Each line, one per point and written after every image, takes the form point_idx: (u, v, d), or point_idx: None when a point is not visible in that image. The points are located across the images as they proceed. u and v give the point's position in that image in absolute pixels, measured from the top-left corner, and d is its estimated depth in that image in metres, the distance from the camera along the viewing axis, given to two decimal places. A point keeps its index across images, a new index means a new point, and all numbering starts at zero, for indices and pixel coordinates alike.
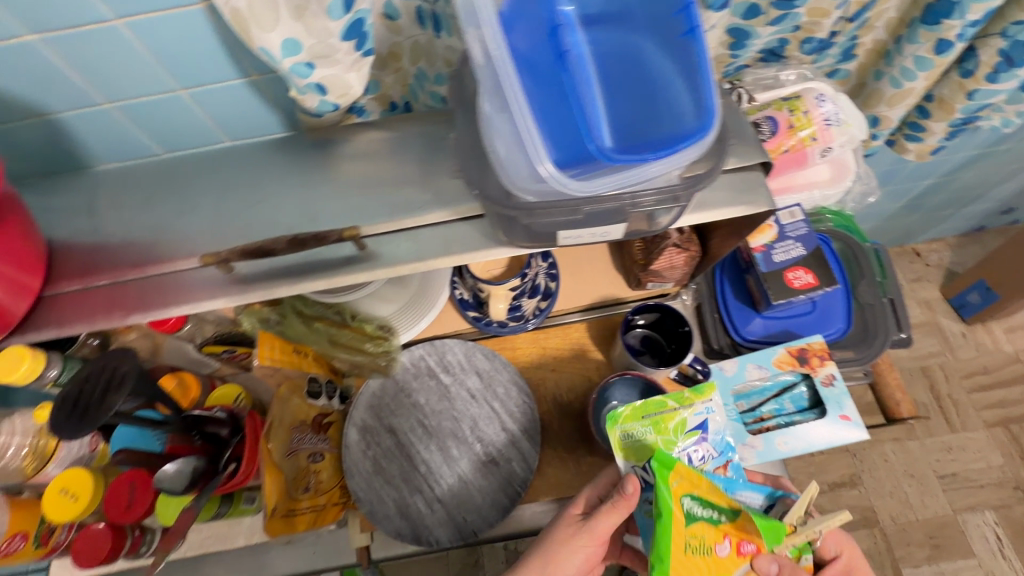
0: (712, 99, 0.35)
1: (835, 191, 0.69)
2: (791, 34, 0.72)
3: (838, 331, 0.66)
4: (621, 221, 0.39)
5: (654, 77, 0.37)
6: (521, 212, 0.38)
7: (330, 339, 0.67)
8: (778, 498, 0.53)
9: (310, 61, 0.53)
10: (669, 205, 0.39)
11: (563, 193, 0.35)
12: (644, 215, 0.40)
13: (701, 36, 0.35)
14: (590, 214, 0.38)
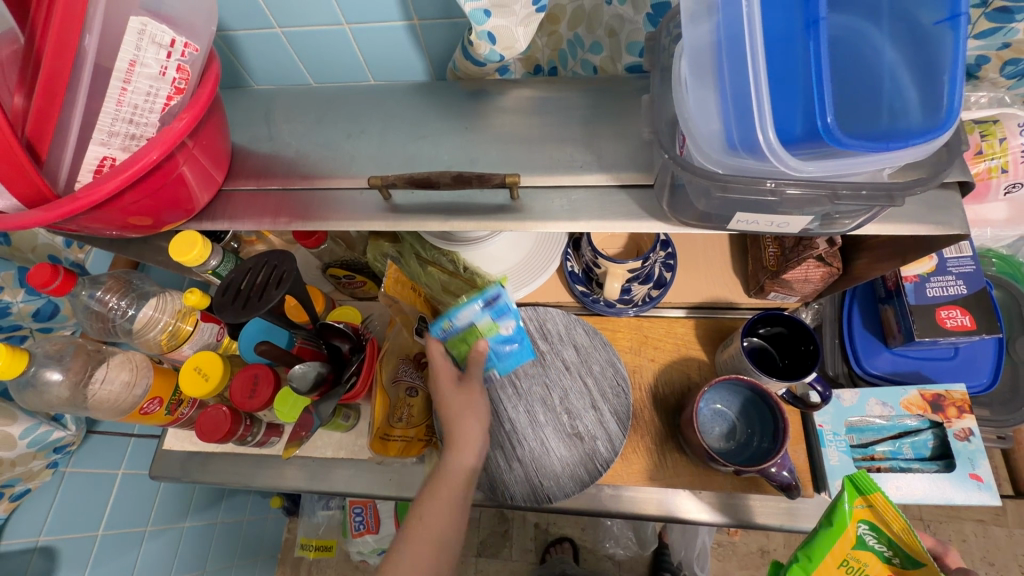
0: (953, 98, 0.33)
1: (1011, 233, 0.63)
2: (996, 52, 0.63)
3: (980, 385, 0.60)
4: (810, 214, 0.38)
5: (889, 61, 0.35)
6: (712, 183, 0.36)
7: (441, 284, 0.68)
8: (488, 298, 0.61)
9: (489, 8, 0.54)
10: (879, 204, 0.34)
11: (769, 168, 0.33)
12: (832, 212, 0.38)
13: (963, 26, 0.33)
14: (776, 202, 0.37)
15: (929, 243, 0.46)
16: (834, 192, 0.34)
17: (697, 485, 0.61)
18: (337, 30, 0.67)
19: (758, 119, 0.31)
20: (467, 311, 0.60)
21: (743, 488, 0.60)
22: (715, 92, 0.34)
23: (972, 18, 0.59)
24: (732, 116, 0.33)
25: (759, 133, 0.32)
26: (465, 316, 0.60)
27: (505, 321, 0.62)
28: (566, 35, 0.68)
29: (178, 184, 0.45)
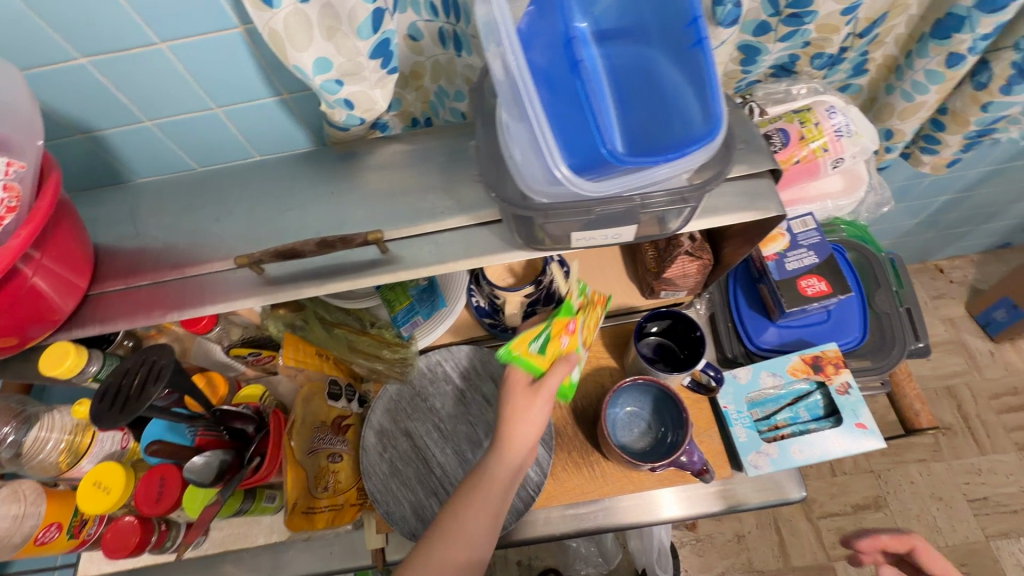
0: (718, 107, 0.37)
1: (849, 201, 0.70)
2: (801, 49, 0.74)
3: (854, 340, 0.66)
4: (632, 224, 0.42)
5: (663, 85, 0.41)
6: (537, 214, 0.40)
7: (348, 344, 0.69)
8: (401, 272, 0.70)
9: (339, 78, 0.57)
10: (678, 206, 0.39)
11: (577, 195, 0.38)
12: (650, 221, 0.42)
13: (707, 50, 0.37)
14: (597, 219, 0.41)
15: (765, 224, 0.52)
16: (640, 203, 0.39)
17: (629, 489, 0.63)
18: (206, 114, 0.68)
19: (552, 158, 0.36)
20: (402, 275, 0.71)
21: (671, 481, 0.62)
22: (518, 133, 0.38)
23: (771, 25, 0.69)
24: (535, 155, 0.37)
25: (555, 169, 0.36)
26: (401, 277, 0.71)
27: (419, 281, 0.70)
28: (432, 88, 0.72)
29: (34, 297, 0.44)
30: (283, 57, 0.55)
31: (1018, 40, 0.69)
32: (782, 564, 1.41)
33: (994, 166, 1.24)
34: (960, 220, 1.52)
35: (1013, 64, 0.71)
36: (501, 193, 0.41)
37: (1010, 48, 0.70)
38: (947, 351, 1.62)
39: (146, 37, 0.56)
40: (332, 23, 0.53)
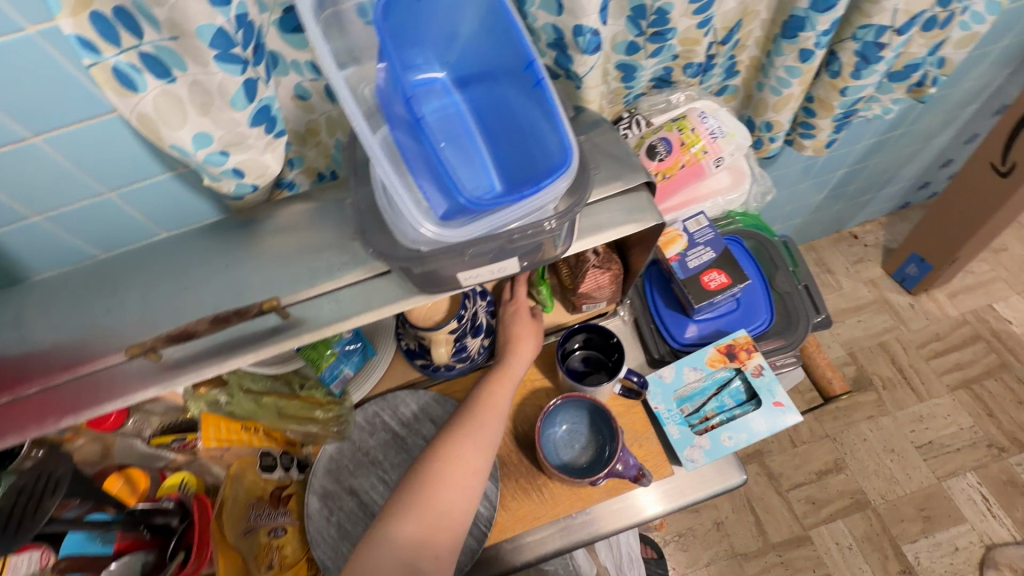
0: (566, 136, 0.40)
1: (737, 195, 0.75)
2: (672, 62, 0.79)
3: (764, 322, 0.70)
4: (512, 257, 0.45)
5: (521, 120, 0.43)
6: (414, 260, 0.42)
7: (277, 411, 0.67)
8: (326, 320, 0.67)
9: (223, 149, 0.57)
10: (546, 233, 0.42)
11: (446, 240, 0.40)
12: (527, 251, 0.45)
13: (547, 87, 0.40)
14: (474, 257, 0.44)
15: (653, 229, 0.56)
16: (508, 238, 0.42)
17: (578, 505, 0.63)
18: (98, 200, 0.66)
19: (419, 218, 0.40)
20: None
21: (617, 490, 0.63)
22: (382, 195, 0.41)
23: (640, 44, 0.74)
24: (401, 211, 0.40)
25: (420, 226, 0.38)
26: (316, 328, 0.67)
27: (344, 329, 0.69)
28: (330, 141, 0.72)
29: None
30: (157, 138, 0.54)
31: (854, 31, 0.77)
32: (761, 543, 1.44)
33: (875, 137, 1.36)
34: (860, 189, 1.65)
35: (856, 52, 0.79)
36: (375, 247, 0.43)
37: (850, 39, 0.78)
38: (874, 310, 1.73)
39: (12, 134, 0.54)
40: (204, 98, 0.53)
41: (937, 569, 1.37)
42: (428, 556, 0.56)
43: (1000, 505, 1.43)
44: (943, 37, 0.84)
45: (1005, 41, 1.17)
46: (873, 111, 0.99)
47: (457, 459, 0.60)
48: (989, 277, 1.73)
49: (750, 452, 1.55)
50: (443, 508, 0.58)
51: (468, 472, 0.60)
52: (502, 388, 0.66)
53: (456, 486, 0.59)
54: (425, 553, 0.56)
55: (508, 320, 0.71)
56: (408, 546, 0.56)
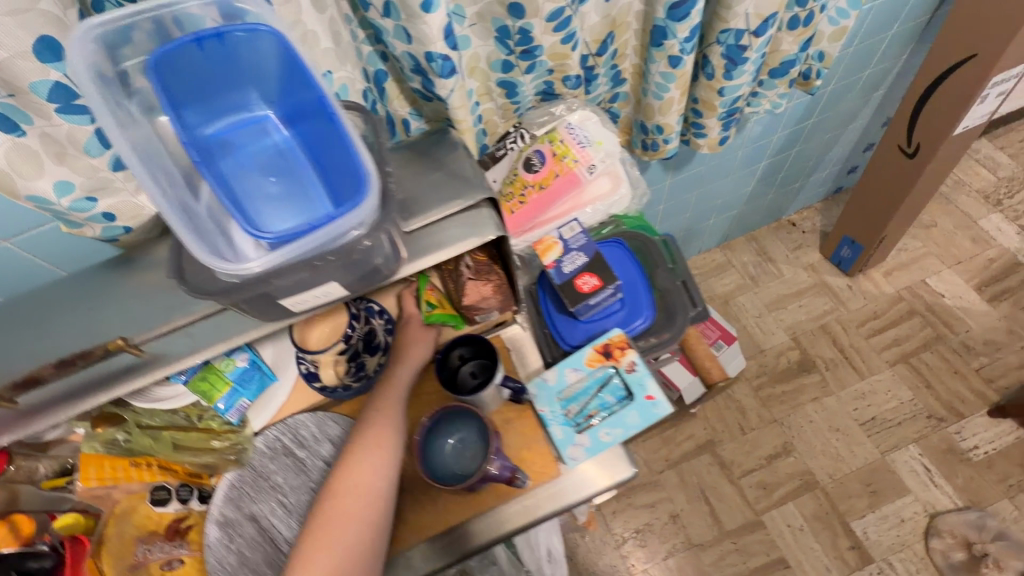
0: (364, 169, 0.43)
1: (615, 199, 0.78)
2: (550, 76, 0.83)
3: (645, 319, 0.73)
4: (334, 279, 0.47)
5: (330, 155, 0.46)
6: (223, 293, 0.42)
7: (173, 443, 0.69)
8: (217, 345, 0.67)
9: (88, 195, 0.58)
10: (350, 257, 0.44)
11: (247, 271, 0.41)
12: (352, 268, 0.47)
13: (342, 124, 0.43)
14: (282, 285, 0.43)
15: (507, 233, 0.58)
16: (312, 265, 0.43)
17: (470, 513, 0.64)
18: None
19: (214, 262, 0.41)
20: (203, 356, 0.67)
21: (506, 495, 0.64)
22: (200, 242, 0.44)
23: (512, 62, 0.78)
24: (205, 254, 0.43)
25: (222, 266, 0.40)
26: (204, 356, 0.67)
27: (240, 357, 0.69)
28: None
29: None
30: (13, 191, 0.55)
31: (718, 35, 0.81)
32: (717, 531, 1.47)
33: (788, 128, 1.41)
34: (789, 177, 1.70)
35: (723, 55, 0.83)
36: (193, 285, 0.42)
37: (716, 43, 0.82)
38: (814, 294, 1.78)
39: None
40: (57, 148, 0.54)
41: (885, 542, 1.41)
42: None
43: (942, 474, 1.47)
44: (810, 34, 0.89)
45: (894, 29, 1.23)
46: (762, 106, 1.03)
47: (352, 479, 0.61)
48: (921, 253, 1.79)
49: (702, 443, 1.58)
50: (351, 542, 0.58)
51: (368, 499, 0.60)
52: (388, 399, 0.66)
53: (359, 517, 0.59)
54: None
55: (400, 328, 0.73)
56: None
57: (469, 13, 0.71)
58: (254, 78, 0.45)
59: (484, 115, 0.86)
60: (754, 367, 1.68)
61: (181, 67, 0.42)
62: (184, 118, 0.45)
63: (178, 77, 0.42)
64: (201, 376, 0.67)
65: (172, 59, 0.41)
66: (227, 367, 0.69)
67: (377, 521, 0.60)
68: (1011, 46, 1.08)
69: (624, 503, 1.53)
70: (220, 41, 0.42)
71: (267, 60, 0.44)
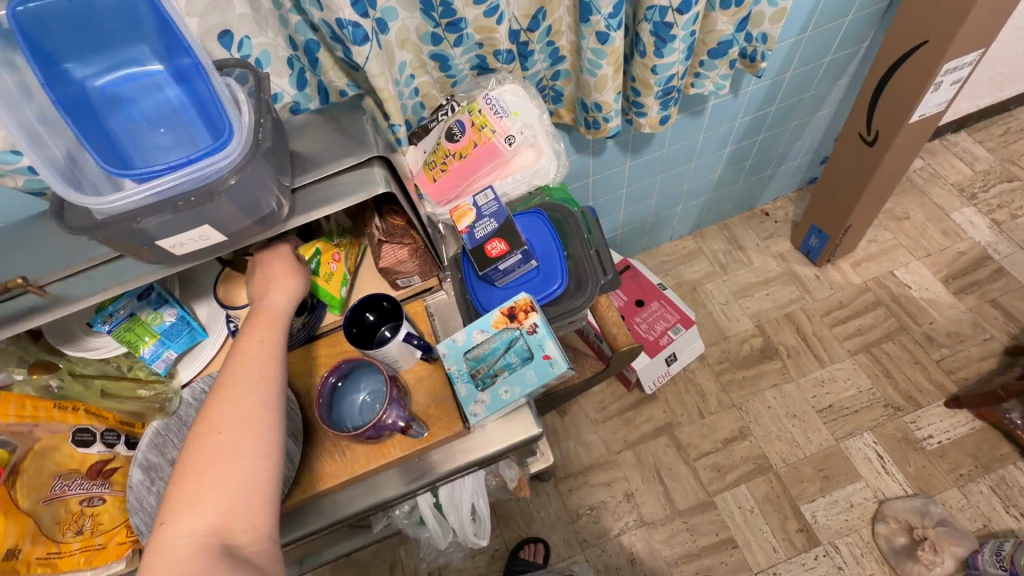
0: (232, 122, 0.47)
1: (535, 171, 0.80)
2: (481, 50, 0.85)
3: (558, 286, 0.75)
4: (208, 223, 0.49)
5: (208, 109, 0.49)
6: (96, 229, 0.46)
7: (102, 391, 0.73)
8: (142, 295, 0.71)
9: (13, 148, 0.60)
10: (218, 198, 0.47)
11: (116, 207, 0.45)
12: (231, 219, 0.50)
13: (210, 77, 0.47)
14: (153, 225, 0.47)
15: (404, 189, 0.62)
16: (177, 204, 0.46)
17: (374, 462, 0.68)
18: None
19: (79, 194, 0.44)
20: (126, 307, 0.70)
21: (408, 445, 0.68)
22: (77, 183, 0.47)
23: (440, 35, 0.80)
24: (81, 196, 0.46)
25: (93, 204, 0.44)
26: (128, 307, 0.70)
27: (167, 310, 0.73)
28: None
29: None
30: None
31: (645, 12, 0.83)
32: (669, 511, 1.50)
33: (750, 114, 1.42)
34: (757, 165, 1.71)
35: (651, 32, 0.84)
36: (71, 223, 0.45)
37: (644, 20, 0.84)
38: (782, 283, 1.79)
39: None
40: None
41: (833, 525, 1.43)
42: (241, 527, 0.55)
43: (894, 461, 1.48)
44: (744, 14, 0.90)
45: (852, 15, 1.23)
46: (705, 87, 1.04)
47: (233, 414, 0.59)
48: (890, 245, 1.79)
49: (661, 425, 1.61)
50: (244, 472, 0.57)
51: (256, 430, 0.59)
52: (265, 333, 0.67)
53: (251, 449, 0.58)
54: (232, 504, 0.55)
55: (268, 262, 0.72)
56: (212, 523, 0.54)
57: None
58: (134, 34, 0.49)
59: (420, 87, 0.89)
60: (717, 353, 1.70)
61: (55, 20, 0.45)
62: (70, 73, 0.48)
63: (53, 30, 0.45)
64: (125, 326, 0.70)
65: (44, 12, 0.44)
66: (152, 319, 0.72)
67: (270, 451, 0.59)
68: (962, 32, 1.08)
69: (581, 481, 1.56)
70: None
71: (143, 16, 0.47)
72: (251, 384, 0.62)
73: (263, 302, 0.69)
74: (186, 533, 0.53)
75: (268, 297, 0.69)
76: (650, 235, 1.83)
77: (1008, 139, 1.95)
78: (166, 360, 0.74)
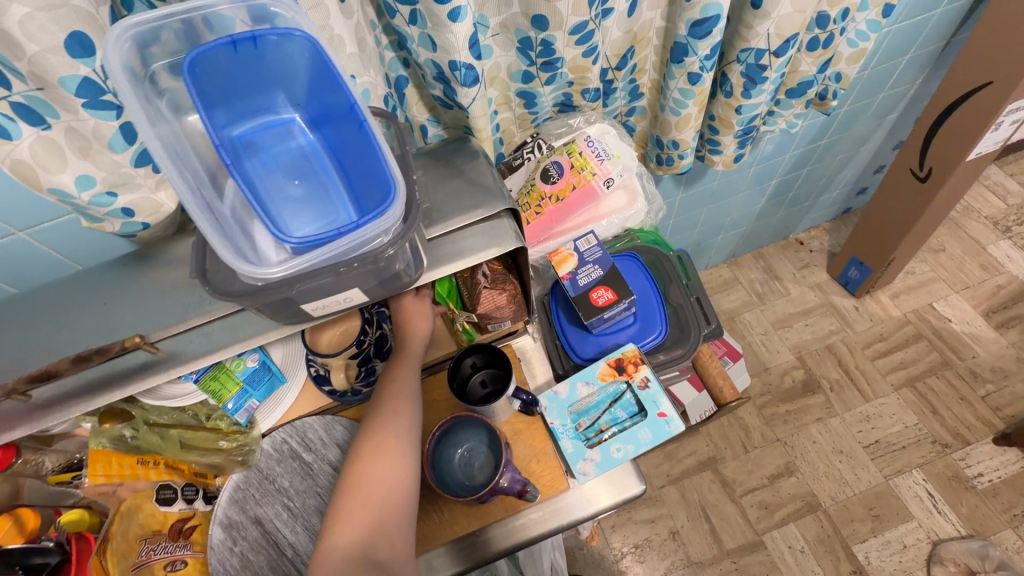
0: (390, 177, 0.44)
1: (631, 214, 0.78)
2: (570, 88, 0.83)
3: (659, 334, 0.72)
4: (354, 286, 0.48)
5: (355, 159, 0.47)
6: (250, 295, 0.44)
7: (180, 442, 0.68)
8: None
9: (108, 190, 0.58)
10: (372, 262, 0.45)
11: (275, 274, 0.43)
12: (374, 275, 0.48)
13: (369, 129, 0.44)
14: (307, 288, 0.45)
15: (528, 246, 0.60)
16: (333, 269, 0.45)
17: (476, 524, 0.64)
18: (9, 241, 0.65)
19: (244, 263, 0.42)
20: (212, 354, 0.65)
21: (514, 506, 0.64)
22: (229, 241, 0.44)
23: (533, 73, 0.78)
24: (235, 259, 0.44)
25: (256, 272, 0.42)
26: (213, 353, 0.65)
27: (250, 354, 0.68)
28: None
29: None
30: (36, 184, 0.55)
31: (738, 54, 0.81)
32: (717, 551, 1.45)
33: (800, 148, 1.42)
34: (798, 196, 1.70)
35: (742, 74, 0.83)
36: (217, 286, 0.45)
37: (735, 62, 0.83)
38: (820, 314, 1.78)
39: None
40: (81, 143, 0.54)
41: (887, 568, 1.39)
42: (385, 546, 0.55)
43: (946, 501, 1.45)
44: (829, 56, 0.89)
45: (910, 54, 1.23)
46: (777, 124, 1.04)
47: (377, 443, 0.59)
48: (928, 277, 1.79)
49: (704, 460, 1.57)
50: (384, 497, 0.57)
51: (395, 458, 0.59)
52: (401, 371, 0.66)
53: (393, 478, 0.58)
54: (378, 536, 0.55)
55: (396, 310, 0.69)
56: (360, 545, 0.54)
57: (492, 24, 0.72)
58: (281, 82, 0.46)
59: (503, 123, 0.88)
60: (758, 385, 1.67)
61: (210, 68, 0.42)
62: (214, 120, 0.45)
63: (206, 81, 0.42)
64: (211, 374, 0.65)
65: (201, 61, 0.41)
66: (237, 364, 0.67)
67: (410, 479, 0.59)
68: None
69: (624, 518, 1.52)
70: (253, 45, 0.42)
71: (295, 63, 0.45)
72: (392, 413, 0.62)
73: (401, 343, 0.68)
74: (340, 549, 0.54)
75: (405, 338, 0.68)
76: None
77: None
78: (252, 404, 0.70)
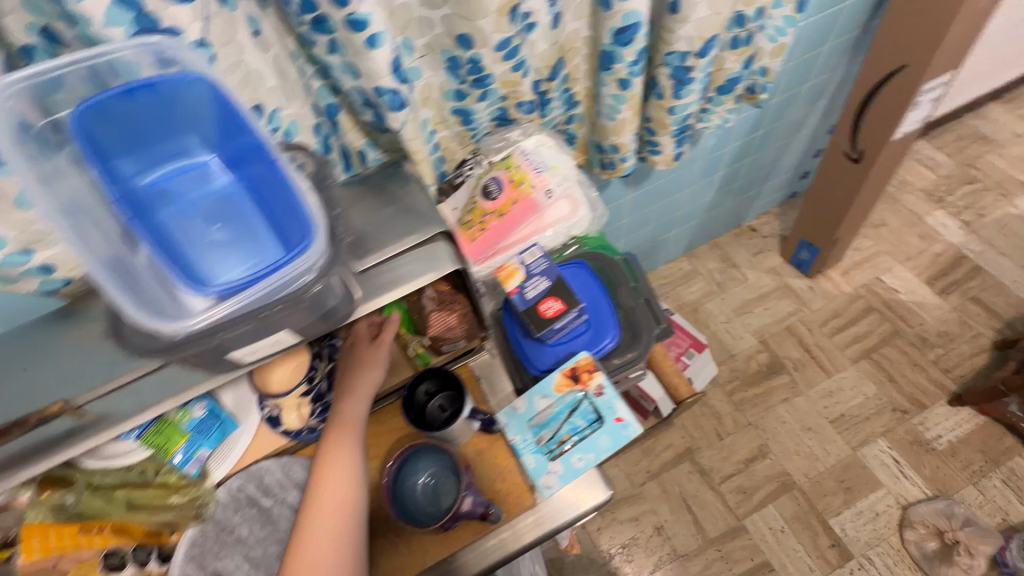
0: (305, 211, 0.43)
1: (577, 221, 0.77)
2: (504, 102, 0.84)
3: (612, 339, 0.74)
4: (284, 326, 0.47)
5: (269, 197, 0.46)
6: (173, 351, 0.44)
7: (128, 503, 0.63)
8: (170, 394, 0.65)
9: (22, 248, 0.55)
10: (297, 302, 0.44)
11: (195, 328, 0.42)
12: (304, 313, 0.47)
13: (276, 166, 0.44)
14: (231, 338, 0.44)
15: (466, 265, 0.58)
16: (256, 315, 0.44)
17: (445, 551, 0.62)
18: None
19: (159, 319, 0.41)
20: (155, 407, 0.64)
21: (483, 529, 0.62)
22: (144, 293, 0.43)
23: (465, 90, 0.79)
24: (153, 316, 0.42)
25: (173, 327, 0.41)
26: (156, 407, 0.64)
27: (197, 405, 0.67)
28: None
29: None
30: None
31: (665, 57, 0.83)
32: (701, 540, 1.48)
33: (740, 140, 1.47)
34: (745, 185, 1.76)
35: (671, 75, 0.85)
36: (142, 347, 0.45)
37: (663, 65, 0.84)
38: (778, 297, 1.84)
39: None
40: None
41: (862, 537, 1.44)
42: None
43: (910, 465, 1.51)
44: (750, 52, 0.92)
45: (831, 43, 1.29)
46: (712, 121, 1.07)
47: (319, 532, 0.59)
48: (873, 252, 1.87)
49: (681, 452, 1.60)
50: None
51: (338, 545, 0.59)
52: (340, 444, 0.64)
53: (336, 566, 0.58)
54: None
55: (348, 351, 0.68)
56: None
57: (418, 45, 0.72)
58: (186, 124, 0.46)
59: (442, 141, 0.87)
60: (726, 372, 1.71)
61: (105, 118, 0.42)
62: (118, 169, 0.45)
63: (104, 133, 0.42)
64: (155, 429, 0.64)
65: (96, 111, 0.41)
66: (183, 417, 0.66)
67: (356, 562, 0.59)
68: (936, 59, 1.15)
69: (608, 519, 1.53)
70: (151, 91, 0.43)
71: (194, 104, 0.45)
72: (337, 493, 0.61)
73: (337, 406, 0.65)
74: None
75: (343, 401, 0.65)
76: (647, 259, 1.85)
77: (963, 143, 2.08)
78: (204, 458, 0.67)
